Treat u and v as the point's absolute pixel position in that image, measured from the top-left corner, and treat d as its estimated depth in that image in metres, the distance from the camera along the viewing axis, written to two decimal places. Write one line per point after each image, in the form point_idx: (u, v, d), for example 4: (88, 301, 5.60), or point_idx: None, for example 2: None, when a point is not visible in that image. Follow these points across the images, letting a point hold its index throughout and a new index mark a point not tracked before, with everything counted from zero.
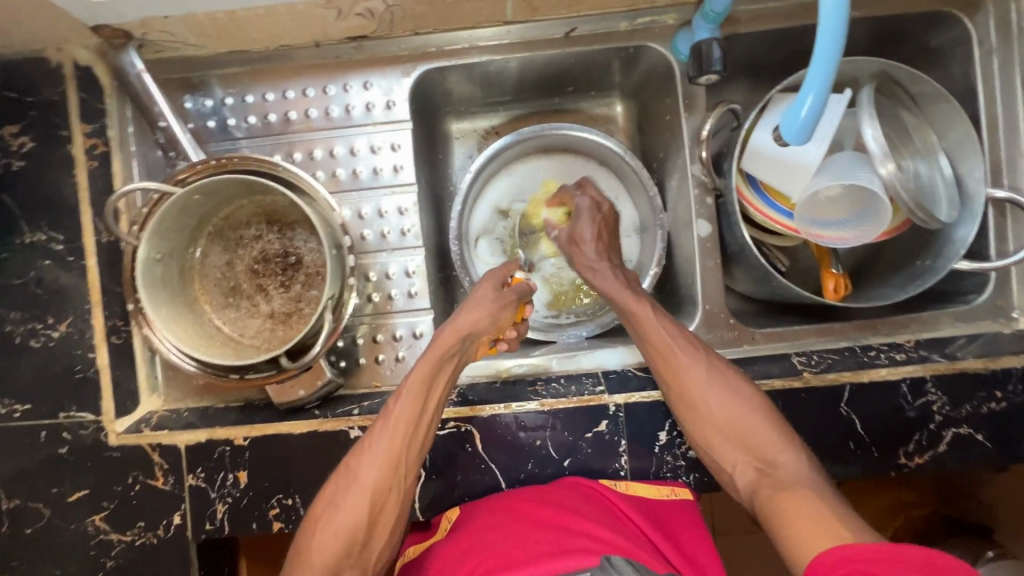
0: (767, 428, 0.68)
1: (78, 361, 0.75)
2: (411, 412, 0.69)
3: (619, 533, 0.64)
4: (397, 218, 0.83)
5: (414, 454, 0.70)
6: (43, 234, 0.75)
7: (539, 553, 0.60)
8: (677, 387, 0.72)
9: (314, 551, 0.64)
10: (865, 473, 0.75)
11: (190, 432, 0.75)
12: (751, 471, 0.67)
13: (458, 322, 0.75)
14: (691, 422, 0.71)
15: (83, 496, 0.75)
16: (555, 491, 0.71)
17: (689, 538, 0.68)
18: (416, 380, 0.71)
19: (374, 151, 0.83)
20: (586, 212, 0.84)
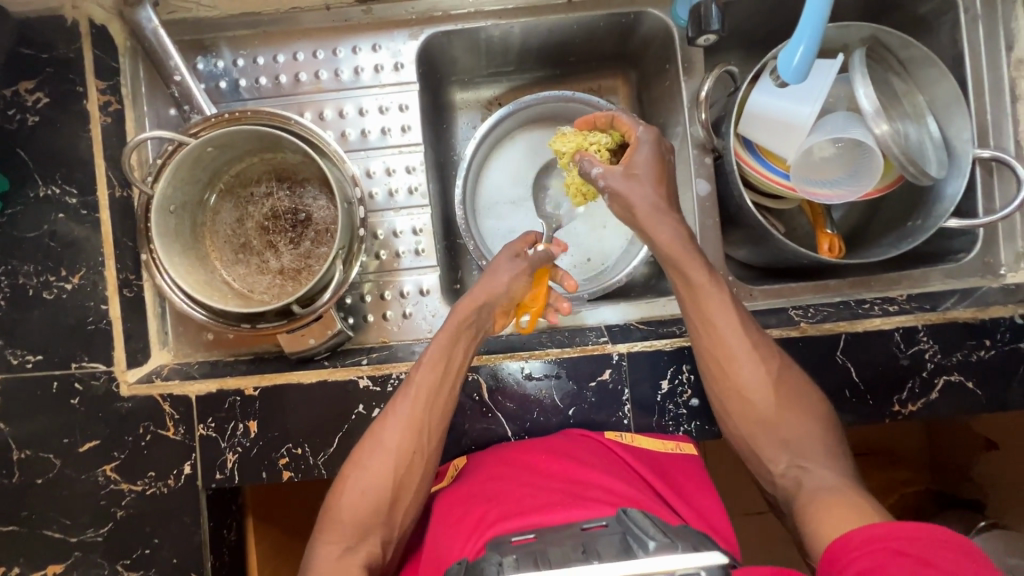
0: (821, 435, 0.67)
1: (90, 312, 0.76)
2: (431, 378, 0.70)
3: (632, 485, 0.64)
4: (405, 177, 0.86)
5: (437, 421, 0.70)
6: (57, 187, 0.76)
7: (551, 496, 0.61)
8: (733, 382, 0.70)
9: (345, 509, 0.65)
10: (861, 421, 0.77)
11: (201, 382, 0.76)
12: (793, 472, 0.65)
13: (476, 293, 0.75)
14: (736, 411, 0.70)
15: (94, 446, 0.76)
16: (565, 441, 0.72)
17: (695, 489, 0.69)
18: (437, 347, 0.72)
19: (382, 112, 0.85)
20: (648, 145, 0.74)
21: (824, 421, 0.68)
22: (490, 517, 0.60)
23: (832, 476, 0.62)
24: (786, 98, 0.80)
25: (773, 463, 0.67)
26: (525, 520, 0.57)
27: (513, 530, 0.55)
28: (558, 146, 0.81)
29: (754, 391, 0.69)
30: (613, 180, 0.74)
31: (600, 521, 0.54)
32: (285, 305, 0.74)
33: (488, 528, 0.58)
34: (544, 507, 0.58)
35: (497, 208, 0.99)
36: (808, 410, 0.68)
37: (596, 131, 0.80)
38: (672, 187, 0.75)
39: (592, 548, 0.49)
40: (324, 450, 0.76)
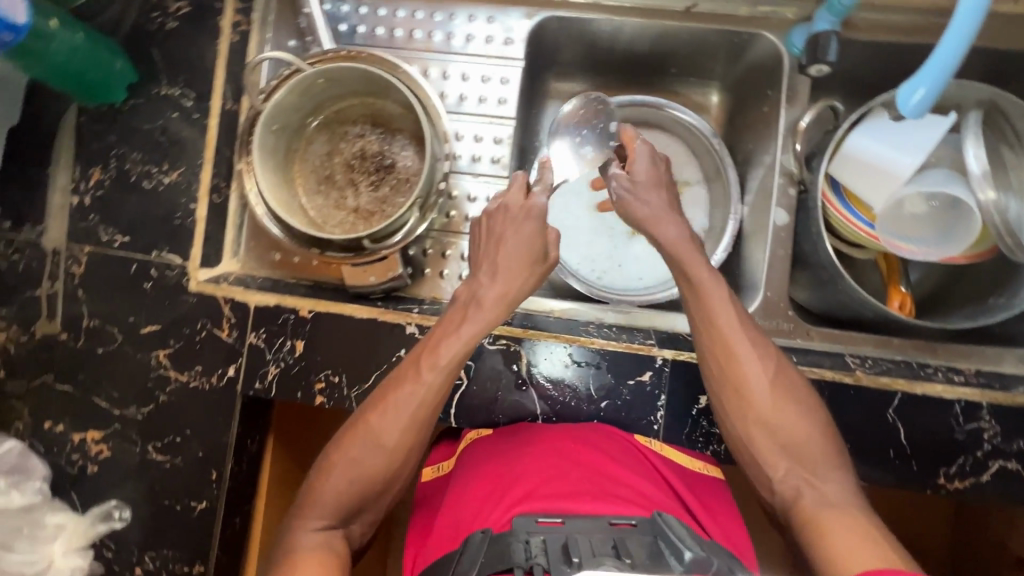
0: (821, 443, 0.67)
1: (180, 208, 0.81)
2: (436, 385, 0.70)
3: (654, 487, 0.68)
4: (491, 146, 0.87)
5: (429, 423, 0.71)
6: (178, 89, 0.82)
7: (580, 486, 0.65)
8: (733, 379, 0.69)
9: (329, 493, 0.68)
10: (900, 485, 0.74)
11: (262, 294, 0.80)
12: (792, 482, 0.66)
13: (501, 289, 0.72)
14: (735, 409, 0.69)
15: (154, 331, 0.81)
16: (591, 429, 0.74)
17: (715, 505, 0.72)
18: (448, 356, 0.70)
19: (484, 81, 0.88)
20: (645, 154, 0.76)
21: (824, 425, 0.68)
22: (520, 493, 0.65)
23: (837, 491, 0.64)
24: (887, 147, 0.80)
25: (772, 470, 0.67)
26: (553, 503, 0.62)
27: (539, 511, 0.61)
28: None
29: (759, 400, 0.68)
30: (621, 186, 0.75)
31: (629, 520, 0.60)
32: (358, 239, 0.76)
33: (514, 504, 0.64)
34: (573, 495, 0.63)
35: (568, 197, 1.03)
36: (809, 414, 0.68)
37: None
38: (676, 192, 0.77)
39: (622, 546, 0.55)
40: (359, 384, 0.78)
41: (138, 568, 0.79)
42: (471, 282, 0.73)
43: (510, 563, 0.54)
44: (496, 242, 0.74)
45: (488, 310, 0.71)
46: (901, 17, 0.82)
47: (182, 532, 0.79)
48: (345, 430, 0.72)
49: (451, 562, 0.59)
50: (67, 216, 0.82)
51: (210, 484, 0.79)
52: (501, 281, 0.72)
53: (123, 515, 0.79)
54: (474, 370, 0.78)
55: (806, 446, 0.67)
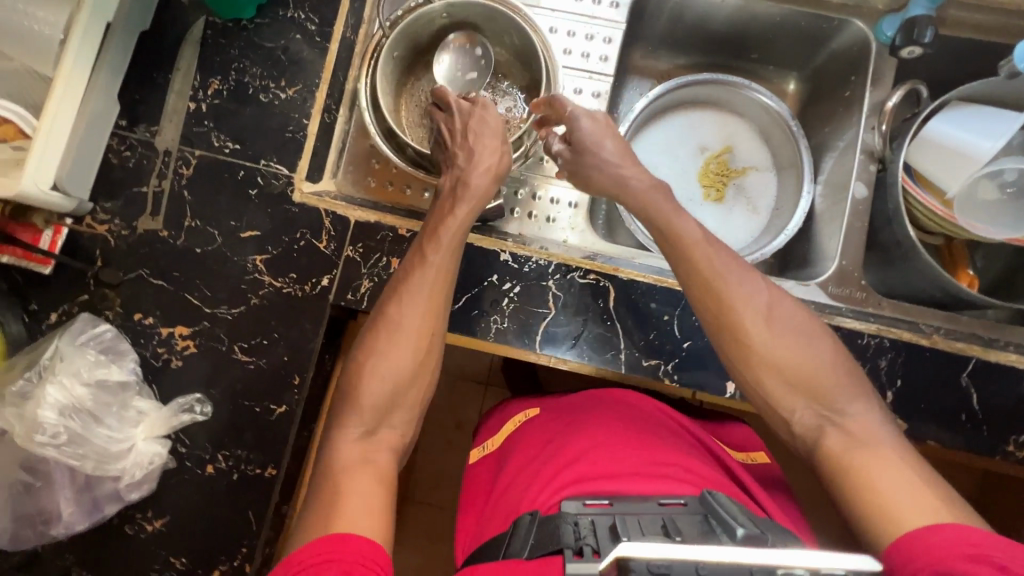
0: (833, 373, 0.65)
1: (293, 122, 0.85)
2: (446, 261, 0.74)
3: (705, 466, 0.67)
4: (589, 100, 0.92)
5: (446, 299, 0.74)
6: (303, 13, 0.87)
7: (629, 465, 0.63)
8: (729, 325, 0.69)
9: (364, 395, 0.69)
10: (970, 449, 0.76)
11: (362, 211, 0.83)
12: (812, 418, 0.64)
13: (484, 164, 0.79)
14: (737, 357, 0.68)
15: (254, 236, 0.83)
16: (641, 406, 0.75)
17: (773, 494, 0.71)
18: (451, 234, 0.75)
19: (588, 39, 0.93)
20: (583, 119, 0.80)
21: (833, 355, 0.66)
22: (566, 475, 0.63)
23: (862, 422, 0.62)
24: (966, 133, 0.84)
25: (791, 411, 0.65)
26: (599, 487, 0.60)
27: (586, 496, 0.59)
28: (706, 184, 1.07)
29: (759, 344, 0.67)
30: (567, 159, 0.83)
31: (679, 500, 0.56)
32: (455, 154, 0.80)
33: (562, 487, 0.62)
34: (621, 477, 0.61)
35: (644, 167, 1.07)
36: (812, 347, 0.67)
37: (715, 171, 1.08)
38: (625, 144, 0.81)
39: (672, 524, 0.52)
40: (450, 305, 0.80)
41: (211, 465, 0.80)
42: (453, 170, 0.80)
43: (559, 544, 0.51)
44: (478, 139, 0.80)
45: (475, 187, 0.78)
46: (984, 17, 0.88)
47: (259, 434, 0.80)
48: (367, 334, 0.73)
49: (500, 545, 0.58)
50: (181, 120, 0.85)
51: (292, 389, 0.81)
52: (480, 161, 0.79)
53: (204, 410, 0.80)
54: (563, 299, 0.81)
55: (817, 381, 0.65)
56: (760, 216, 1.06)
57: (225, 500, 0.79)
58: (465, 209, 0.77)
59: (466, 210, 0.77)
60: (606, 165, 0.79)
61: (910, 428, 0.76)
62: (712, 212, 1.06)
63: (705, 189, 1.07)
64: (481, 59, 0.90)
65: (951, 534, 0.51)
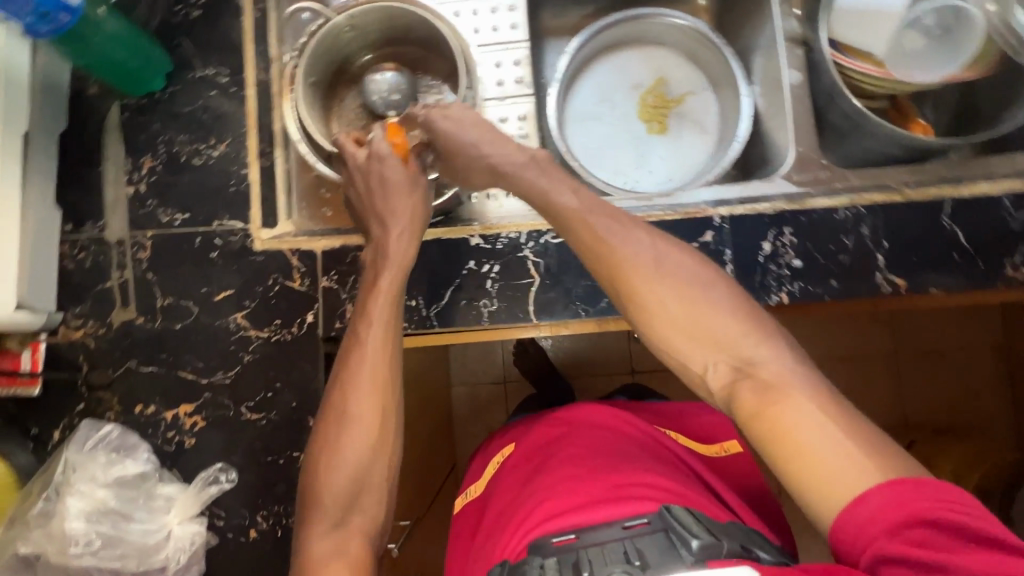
0: (735, 323, 0.63)
1: (233, 176, 0.85)
2: (381, 342, 0.70)
3: (671, 473, 0.69)
4: (512, 69, 0.92)
5: (394, 378, 0.70)
6: (212, 69, 0.87)
7: (593, 491, 0.64)
8: (628, 292, 0.68)
9: (324, 490, 0.66)
10: (970, 285, 0.77)
11: (326, 239, 0.83)
12: (726, 372, 0.62)
13: (400, 222, 0.74)
14: (640, 323, 0.67)
15: (228, 296, 0.83)
16: (607, 424, 0.79)
17: (736, 487, 0.77)
18: (381, 306, 0.71)
19: (493, 12, 0.93)
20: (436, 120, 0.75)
21: (731, 302, 0.65)
22: (534, 516, 0.64)
23: (772, 367, 0.60)
24: None
25: (702, 369, 0.64)
26: (564, 520, 0.61)
27: (554, 530, 0.60)
28: (648, 118, 1.08)
29: (662, 310, 0.66)
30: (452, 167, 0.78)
31: (642, 518, 0.58)
32: (369, 221, 0.76)
33: (531, 528, 0.63)
34: (587, 504, 0.62)
35: (586, 120, 1.08)
36: (712, 298, 0.65)
37: (653, 105, 1.09)
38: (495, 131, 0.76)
39: (633, 549, 0.55)
40: (436, 303, 0.80)
41: (254, 529, 0.79)
42: (373, 241, 0.75)
43: None
44: (386, 194, 0.75)
45: (395, 253, 0.73)
46: None
47: (290, 485, 0.79)
48: (319, 423, 0.69)
49: None
50: (125, 206, 0.85)
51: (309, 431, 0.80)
52: (398, 220, 0.74)
53: (230, 477, 0.79)
54: (543, 264, 0.80)
55: (721, 334, 0.63)
56: (709, 133, 1.07)
57: (277, 559, 0.78)
58: (393, 281, 0.72)
59: (392, 280, 0.72)
60: (481, 162, 0.75)
61: (909, 283, 0.77)
62: (664, 144, 1.07)
63: (650, 123, 1.08)
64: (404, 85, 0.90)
65: (874, 509, 0.49)
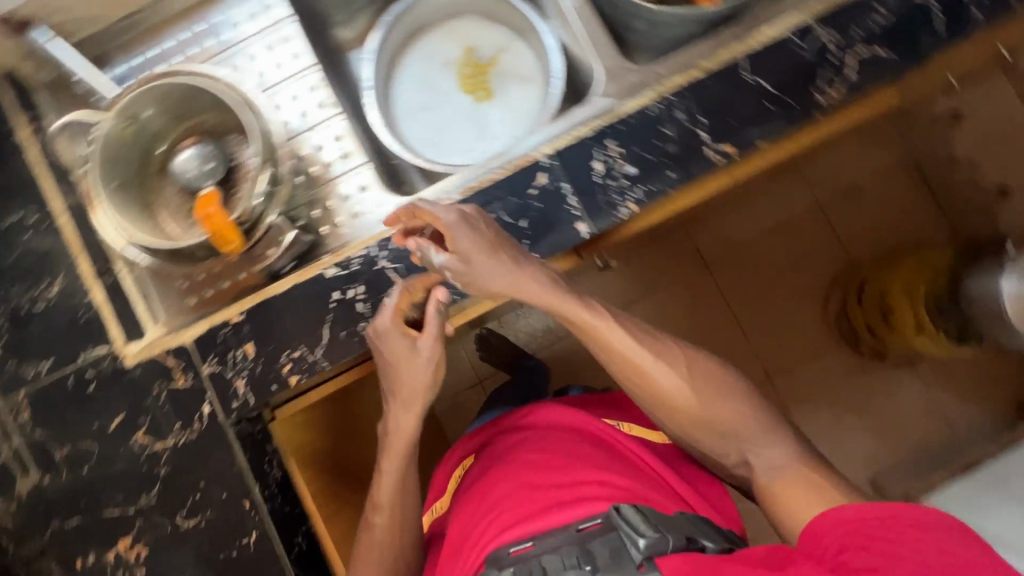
0: (733, 411, 0.79)
1: (81, 306, 0.83)
2: (389, 521, 0.85)
3: (625, 469, 0.74)
4: (309, 96, 0.93)
5: (406, 540, 0.86)
6: (16, 212, 0.84)
7: (548, 497, 0.67)
8: (636, 373, 0.80)
9: None
10: (791, 126, 0.79)
11: (193, 328, 0.82)
12: (715, 438, 0.79)
13: (403, 395, 0.81)
14: (651, 404, 0.81)
15: (121, 421, 0.81)
16: (563, 428, 0.83)
17: (681, 467, 0.84)
18: (387, 482, 0.85)
19: (270, 50, 0.94)
20: (457, 228, 0.71)
21: (732, 388, 0.82)
22: (496, 529, 0.67)
23: (738, 414, 0.79)
24: None
25: (695, 440, 0.81)
26: (523, 528, 0.64)
27: (509, 541, 0.63)
28: (474, 88, 1.09)
29: (672, 396, 0.80)
30: (455, 272, 0.74)
31: (594, 519, 0.61)
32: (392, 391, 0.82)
33: (493, 540, 0.66)
34: (544, 510, 0.65)
35: (416, 113, 1.08)
36: (717, 390, 0.81)
37: (474, 75, 1.10)
38: (511, 244, 0.74)
39: (585, 553, 0.57)
40: (318, 345, 0.80)
41: None
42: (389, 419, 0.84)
43: None
44: (398, 365, 0.78)
45: (405, 430, 0.83)
46: None
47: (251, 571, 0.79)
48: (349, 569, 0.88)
49: None
50: None
51: (250, 513, 0.80)
52: (416, 399, 0.81)
53: None
54: (403, 267, 0.80)
55: (736, 422, 0.79)
56: (534, 78, 1.08)
57: None
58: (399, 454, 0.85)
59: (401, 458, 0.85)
60: (491, 279, 0.73)
61: (737, 146, 0.79)
62: (498, 106, 1.08)
63: (477, 92, 1.09)
64: (215, 152, 0.90)
65: (851, 512, 0.59)
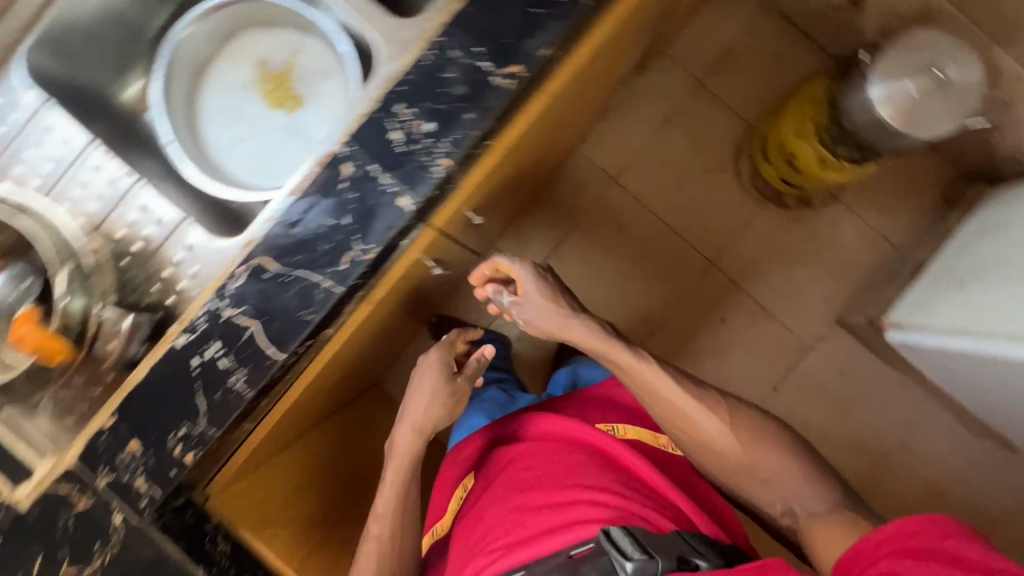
0: (774, 458, 0.86)
1: None
2: (383, 534, 1.01)
3: (619, 486, 0.87)
4: (99, 175, 0.87)
5: (401, 548, 1.01)
6: None
7: (544, 519, 0.83)
8: (640, 383, 0.91)
9: None
10: (568, 24, 0.76)
11: (72, 448, 0.79)
12: (730, 455, 0.87)
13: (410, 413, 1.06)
14: (655, 404, 0.91)
15: (42, 562, 0.80)
16: (563, 445, 0.97)
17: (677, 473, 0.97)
18: (387, 496, 1.03)
19: (39, 145, 0.87)
20: (530, 275, 0.96)
21: (772, 445, 0.87)
22: (501, 547, 0.83)
23: (768, 467, 0.86)
24: None
25: (699, 457, 0.91)
26: (522, 552, 0.80)
27: (506, 569, 0.80)
28: (281, 101, 1.04)
29: (714, 440, 0.88)
30: (517, 311, 0.98)
31: (585, 545, 0.76)
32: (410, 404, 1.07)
33: (498, 558, 0.82)
34: (540, 533, 0.81)
35: (234, 149, 1.03)
36: (762, 437, 0.87)
37: (276, 88, 1.05)
38: (562, 293, 0.98)
39: None
40: (198, 417, 0.78)
41: None
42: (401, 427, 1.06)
43: None
44: (428, 391, 1.06)
45: (403, 446, 1.06)
46: None
47: None
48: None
49: None
50: None
51: None
52: (431, 410, 1.06)
53: None
54: (250, 308, 0.77)
55: (753, 463, 0.87)
56: (334, 68, 1.03)
57: None
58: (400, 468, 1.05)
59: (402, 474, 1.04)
60: (536, 321, 0.96)
61: (523, 66, 0.76)
62: (312, 110, 1.04)
63: (286, 104, 1.04)
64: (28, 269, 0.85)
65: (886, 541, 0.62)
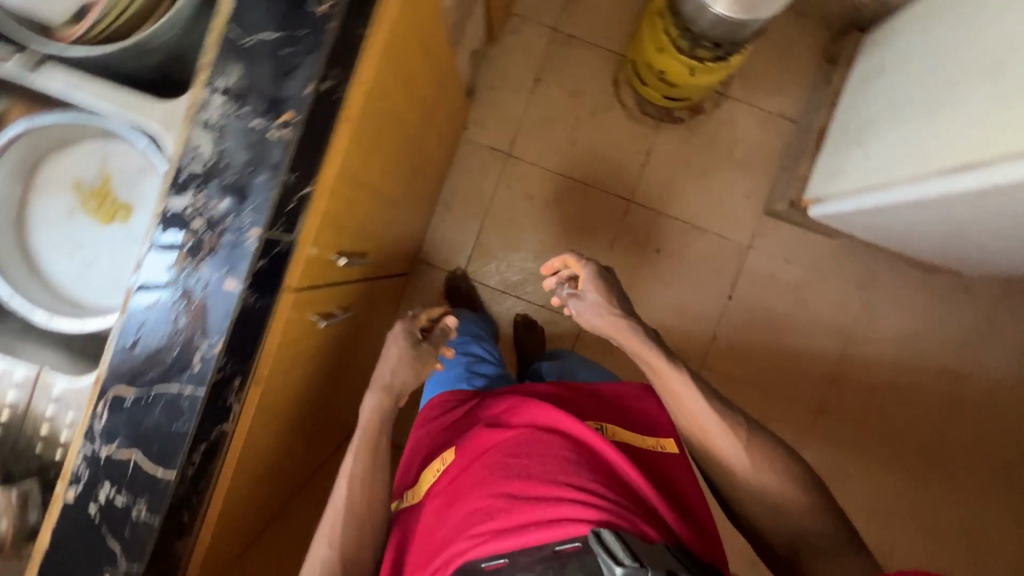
0: (782, 486, 0.91)
1: None
2: (350, 523, 0.97)
3: (608, 483, 0.82)
4: None
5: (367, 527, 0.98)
6: None
7: (529, 512, 0.79)
8: (666, 387, 0.98)
9: None
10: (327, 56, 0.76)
11: None
12: (726, 467, 0.93)
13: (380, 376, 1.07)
14: (671, 400, 0.99)
15: None
16: (554, 432, 0.91)
17: (666, 474, 0.93)
18: (354, 478, 1.00)
19: None
20: (591, 278, 1.05)
21: (782, 474, 0.92)
22: (479, 534, 0.80)
23: (775, 491, 0.91)
24: None
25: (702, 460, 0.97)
26: (501, 542, 0.77)
27: (482, 555, 0.78)
28: (110, 215, 1.01)
29: (731, 463, 0.93)
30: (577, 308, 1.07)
31: (572, 542, 0.74)
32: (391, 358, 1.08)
33: (473, 545, 0.80)
34: (521, 524, 0.78)
35: (82, 280, 0.99)
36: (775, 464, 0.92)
37: (99, 204, 1.01)
38: (618, 300, 1.06)
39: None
40: (115, 560, 0.77)
41: None
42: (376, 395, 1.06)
43: None
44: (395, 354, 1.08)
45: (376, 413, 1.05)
46: None
47: None
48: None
49: None
50: None
51: None
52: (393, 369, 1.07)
53: None
54: (123, 439, 0.76)
55: (747, 472, 0.92)
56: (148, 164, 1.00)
57: None
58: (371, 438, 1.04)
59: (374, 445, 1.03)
60: (585, 313, 1.06)
61: (294, 110, 0.75)
62: (144, 213, 1.01)
63: (116, 217, 1.00)
64: None
65: None
